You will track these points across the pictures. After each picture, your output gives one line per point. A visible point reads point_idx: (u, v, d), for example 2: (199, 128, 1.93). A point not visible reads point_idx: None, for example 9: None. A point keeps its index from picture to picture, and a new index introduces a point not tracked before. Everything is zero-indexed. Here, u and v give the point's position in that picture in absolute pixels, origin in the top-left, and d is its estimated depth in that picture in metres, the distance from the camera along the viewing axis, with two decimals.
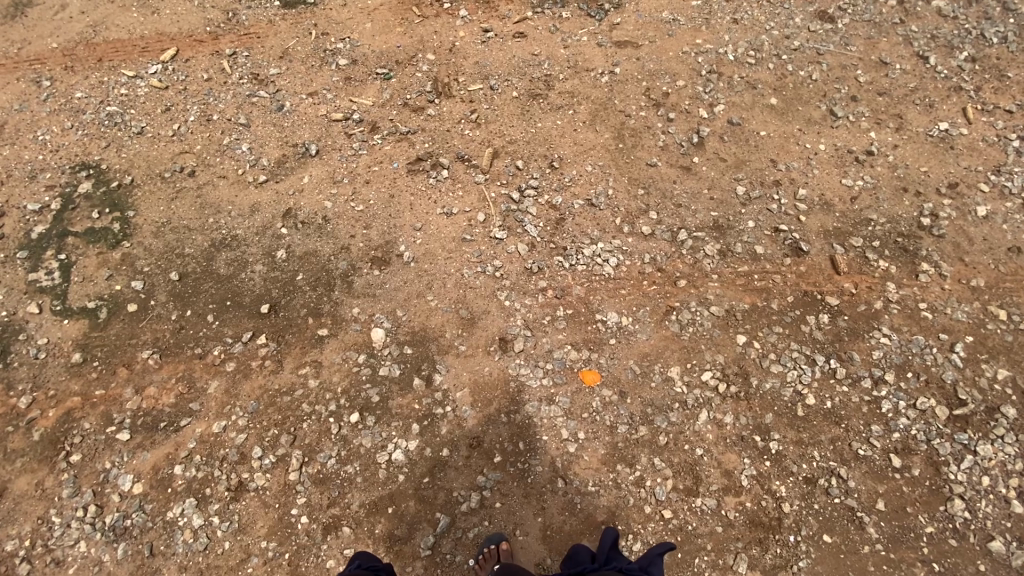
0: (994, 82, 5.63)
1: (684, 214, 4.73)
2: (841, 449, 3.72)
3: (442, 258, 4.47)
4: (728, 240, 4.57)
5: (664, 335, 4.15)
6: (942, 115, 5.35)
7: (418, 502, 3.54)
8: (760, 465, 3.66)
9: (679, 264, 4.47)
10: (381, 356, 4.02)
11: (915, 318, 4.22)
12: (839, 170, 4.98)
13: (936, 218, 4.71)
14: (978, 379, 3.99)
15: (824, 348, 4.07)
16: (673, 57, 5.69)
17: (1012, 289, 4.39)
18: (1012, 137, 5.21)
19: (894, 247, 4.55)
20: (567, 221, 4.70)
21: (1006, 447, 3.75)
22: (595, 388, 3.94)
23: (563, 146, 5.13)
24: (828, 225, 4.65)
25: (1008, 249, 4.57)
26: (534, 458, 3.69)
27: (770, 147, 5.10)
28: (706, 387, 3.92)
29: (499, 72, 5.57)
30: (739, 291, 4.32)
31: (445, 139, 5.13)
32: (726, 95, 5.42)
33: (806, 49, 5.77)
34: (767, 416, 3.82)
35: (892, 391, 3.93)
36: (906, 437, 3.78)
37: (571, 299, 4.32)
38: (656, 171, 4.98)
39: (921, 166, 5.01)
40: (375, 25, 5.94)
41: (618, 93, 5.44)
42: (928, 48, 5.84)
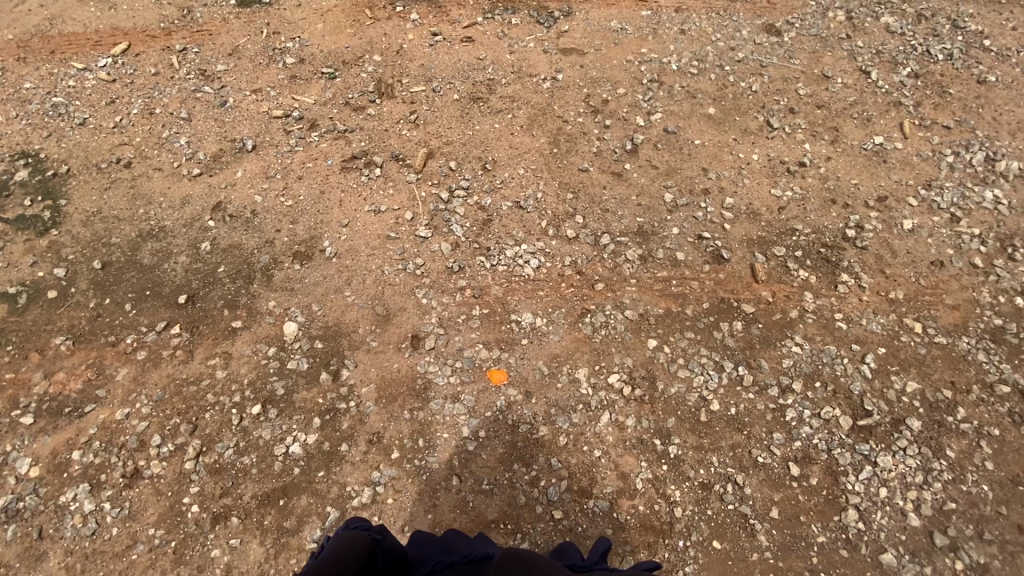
0: (935, 98, 5.64)
1: (610, 219, 4.78)
2: (739, 456, 3.73)
3: (364, 255, 4.49)
4: (650, 246, 4.63)
5: (577, 338, 4.17)
6: (879, 129, 5.38)
7: (310, 495, 3.55)
8: (656, 469, 3.68)
9: (599, 268, 4.52)
10: (291, 349, 4.05)
11: (829, 328, 4.22)
12: (770, 179, 5.00)
13: (861, 230, 4.73)
14: (886, 391, 3.99)
15: (734, 355, 4.09)
16: (617, 65, 5.76)
17: (930, 302, 4.40)
18: (946, 152, 5.23)
19: (816, 258, 4.56)
20: (494, 223, 4.72)
21: (907, 459, 3.74)
22: (501, 387, 3.94)
23: (498, 149, 5.16)
24: (753, 233, 4.68)
25: (931, 263, 4.58)
26: (431, 455, 3.69)
27: (703, 156, 5.15)
28: (611, 390, 3.96)
29: (443, 75, 5.63)
30: (655, 296, 4.37)
31: (382, 138, 5.17)
32: (665, 104, 5.48)
33: (750, 61, 5.82)
34: (668, 421, 3.84)
35: (798, 399, 3.93)
36: (807, 446, 3.77)
37: (488, 299, 4.32)
38: (588, 176, 5.04)
39: (852, 178, 5.04)
40: (326, 26, 6.03)
41: (558, 99, 5.50)
42: (872, 63, 5.88)
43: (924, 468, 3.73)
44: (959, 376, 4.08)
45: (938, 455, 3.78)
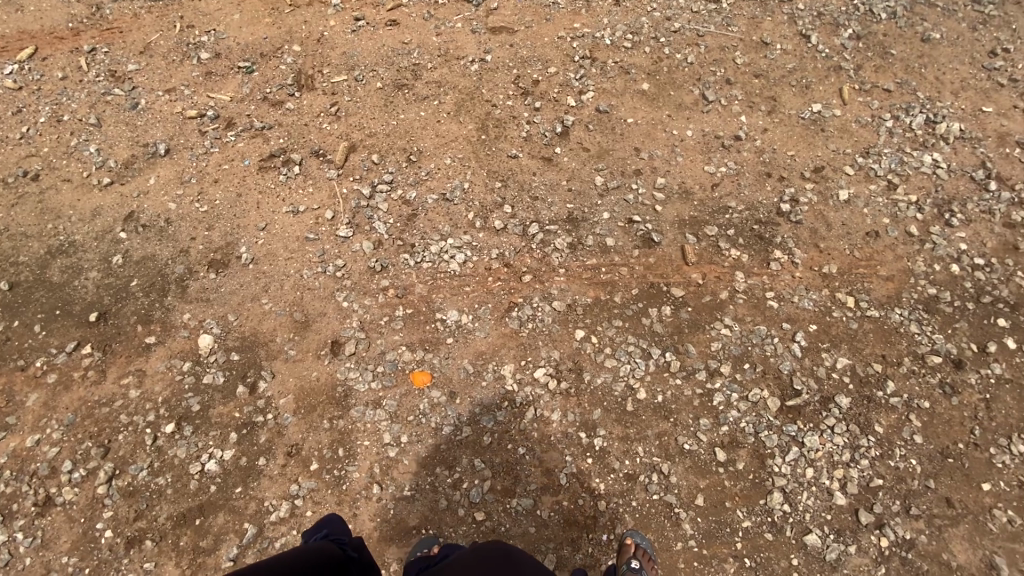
0: (876, 60, 5.46)
1: (540, 207, 4.63)
2: (666, 444, 3.69)
3: (282, 259, 4.35)
4: (580, 233, 4.51)
5: (503, 333, 4.06)
6: (817, 96, 5.21)
7: (227, 513, 3.48)
8: (581, 463, 3.63)
9: (527, 259, 4.37)
10: (207, 363, 3.94)
11: (760, 308, 4.15)
12: (703, 156, 4.87)
13: (796, 203, 4.61)
14: (816, 369, 3.93)
15: (662, 341, 4.04)
16: (548, 43, 5.52)
17: (865, 275, 4.31)
18: (885, 117, 5.08)
19: (749, 235, 4.46)
20: (419, 217, 4.53)
21: (835, 437, 3.70)
22: (424, 389, 3.83)
23: (424, 138, 4.94)
24: (684, 214, 4.58)
25: (866, 233, 4.48)
26: (352, 463, 3.61)
27: (636, 135, 5.00)
28: (537, 385, 3.87)
29: (366, 62, 5.38)
30: (583, 285, 4.28)
31: (302, 134, 4.96)
32: (597, 81, 5.28)
33: (686, 31, 5.60)
34: (595, 413, 3.79)
35: (726, 383, 3.88)
36: (734, 430, 3.73)
37: (411, 298, 4.17)
38: (517, 162, 4.85)
39: (789, 150, 4.89)
40: (243, 16, 5.73)
41: (487, 82, 5.27)
42: (813, 26, 5.67)
43: (852, 446, 3.69)
44: (891, 349, 4.02)
45: (866, 431, 3.74)
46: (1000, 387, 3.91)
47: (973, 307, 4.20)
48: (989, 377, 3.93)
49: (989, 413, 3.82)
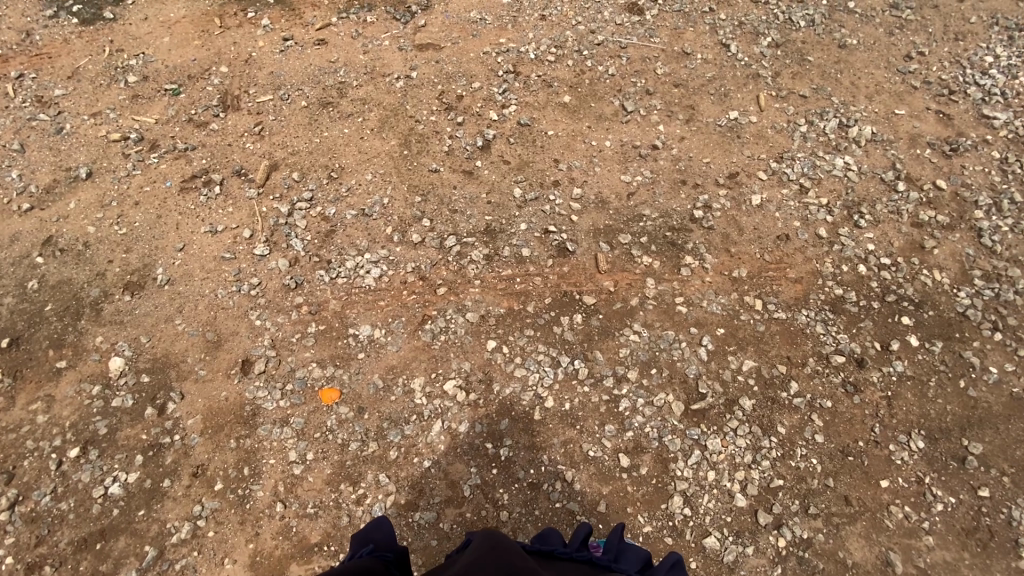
0: (794, 66, 5.59)
1: (459, 220, 4.66)
2: (571, 452, 3.73)
3: (198, 279, 4.39)
4: (497, 245, 4.55)
5: (415, 346, 4.07)
6: (735, 104, 5.33)
7: (129, 536, 3.50)
8: (486, 473, 3.65)
9: (443, 271, 4.39)
10: (116, 386, 3.96)
11: (668, 314, 4.25)
12: (620, 166, 4.99)
13: (708, 210, 4.71)
14: (721, 372, 4.00)
15: (571, 349, 4.10)
16: (474, 58, 5.61)
17: (774, 277, 4.39)
18: (800, 122, 5.19)
19: (661, 242, 4.58)
20: (336, 233, 4.56)
21: (737, 439, 3.76)
22: (332, 406, 3.86)
23: (346, 155, 4.99)
24: (599, 223, 4.69)
25: (777, 237, 4.57)
26: (256, 482, 3.63)
27: (556, 147, 5.10)
28: (446, 397, 3.88)
29: (292, 81, 5.44)
30: (498, 296, 4.30)
31: (225, 154, 5.02)
32: (520, 95, 5.38)
33: (608, 44, 5.73)
34: (502, 422, 3.81)
35: (633, 388, 3.95)
36: (638, 436, 3.79)
37: (325, 314, 4.20)
38: (438, 176, 4.89)
39: (704, 157, 5.01)
40: (173, 39, 5.79)
41: (411, 98, 5.33)
42: (733, 35, 5.81)
43: (753, 447, 3.74)
44: (796, 350, 4.09)
45: (768, 433, 3.79)
46: (901, 384, 3.97)
47: (879, 306, 4.27)
48: (891, 375, 4.00)
49: (890, 410, 3.88)
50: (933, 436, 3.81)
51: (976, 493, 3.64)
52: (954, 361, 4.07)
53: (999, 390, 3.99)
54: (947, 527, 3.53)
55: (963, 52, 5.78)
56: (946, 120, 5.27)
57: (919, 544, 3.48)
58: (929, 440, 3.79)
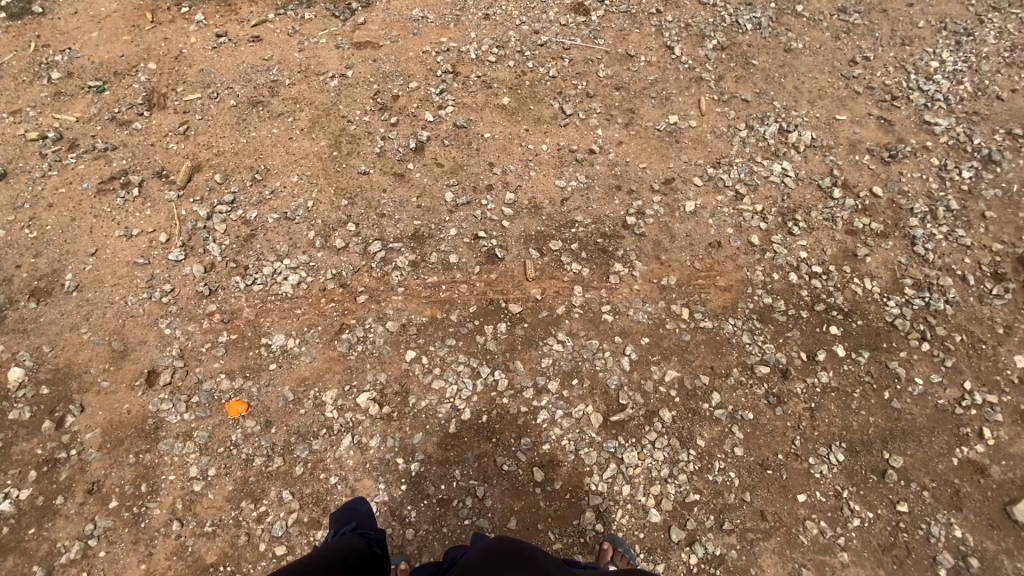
0: (738, 70, 5.52)
1: (385, 224, 4.50)
2: (484, 466, 3.61)
3: (109, 285, 4.21)
4: (424, 250, 4.39)
5: (330, 356, 3.93)
6: (676, 108, 5.25)
7: (16, 556, 3.35)
8: (394, 490, 3.53)
9: (365, 278, 4.24)
10: (14, 399, 3.79)
11: (594, 323, 4.16)
12: (556, 170, 4.89)
13: (641, 216, 4.65)
14: (643, 383, 3.93)
15: (493, 359, 3.97)
16: (412, 57, 5.45)
17: (703, 285, 4.33)
18: (740, 127, 5.12)
19: (591, 249, 4.49)
20: (257, 238, 4.42)
21: (655, 453, 3.67)
22: (238, 419, 3.73)
23: (273, 156, 4.83)
24: (531, 229, 4.57)
25: (708, 244, 4.51)
26: (153, 500, 3.49)
27: (492, 150, 4.96)
28: (358, 410, 3.75)
29: (222, 79, 5.26)
30: (420, 304, 4.15)
31: (146, 155, 4.84)
32: (458, 96, 5.23)
33: (551, 45, 5.61)
34: (415, 436, 3.68)
35: (553, 400, 3.84)
36: (555, 449, 3.68)
37: (238, 323, 4.06)
38: (367, 179, 4.73)
39: (641, 162, 4.93)
40: (102, 34, 5.58)
41: (345, 98, 5.17)
42: (679, 37, 5.73)
43: (671, 461, 3.66)
44: (720, 360, 4.02)
45: (687, 445, 3.71)
46: (825, 396, 3.91)
47: (807, 315, 4.20)
48: (815, 386, 3.93)
49: (812, 422, 3.82)
50: (854, 448, 3.74)
51: (894, 508, 3.57)
52: (880, 372, 4.01)
53: (924, 402, 3.93)
54: (863, 542, 3.47)
55: (909, 56, 5.74)
56: (887, 126, 5.22)
57: (833, 560, 3.41)
58: (849, 453, 3.73)
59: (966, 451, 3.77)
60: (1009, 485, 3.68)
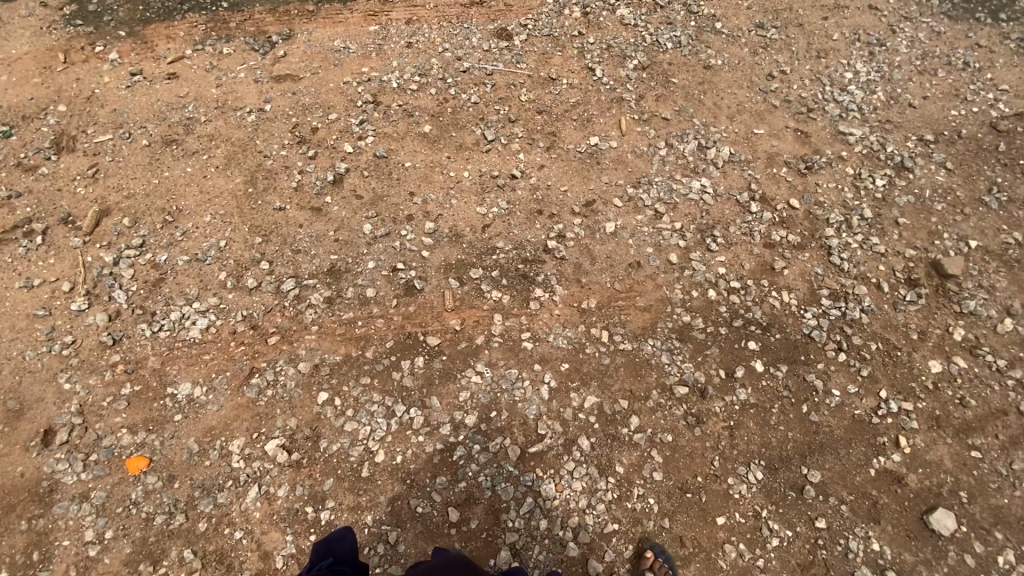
0: (658, 89, 5.61)
1: (301, 261, 4.41)
2: (397, 510, 3.50)
3: (6, 339, 4.03)
4: (340, 286, 4.29)
5: (238, 403, 3.81)
6: (597, 129, 5.32)
7: None
8: (302, 541, 3.41)
9: (277, 318, 4.14)
10: None
11: (514, 351, 4.08)
12: (478, 197, 4.83)
13: (562, 240, 4.65)
14: (563, 411, 3.86)
15: (409, 397, 3.85)
16: (333, 88, 5.40)
17: (623, 307, 4.34)
18: (660, 146, 5.20)
19: (513, 275, 4.43)
20: (165, 282, 4.28)
21: (573, 483, 3.61)
22: (139, 475, 3.57)
23: (186, 196, 4.71)
24: (452, 258, 4.48)
25: (628, 265, 4.54)
26: (46, 568, 3.32)
27: (413, 179, 4.89)
28: (266, 458, 3.62)
29: (135, 119, 5.15)
30: (335, 342, 4.04)
31: (52, 201, 4.68)
32: (378, 125, 5.18)
33: (474, 71, 5.62)
34: (326, 482, 3.57)
35: (470, 435, 3.74)
36: (471, 487, 3.58)
37: (143, 373, 3.91)
38: (283, 215, 4.64)
39: (563, 186, 4.95)
40: (11, 77, 5.42)
41: (262, 132, 5.09)
42: (600, 59, 5.81)
43: (589, 490, 3.60)
44: (639, 383, 4.00)
45: (606, 473, 3.65)
46: (744, 413, 3.91)
47: (725, 332, 4.23)
48: (733, 404, 3.93)
49: (731, 441, 3.80)
50: (772, 466, 3.73)
51: (813, 524, 3.55)
52: (798, 385, 4.02)
53: (842, 413, 3.94)
54: (782, 563, 3.44)
55: (824, 69, 5.88)
56: (804, 139, 5.32)
57: None
58: (768, 470, 3.71)
59: (883, 461, 3.78)
60: (926, 493, 3.69)
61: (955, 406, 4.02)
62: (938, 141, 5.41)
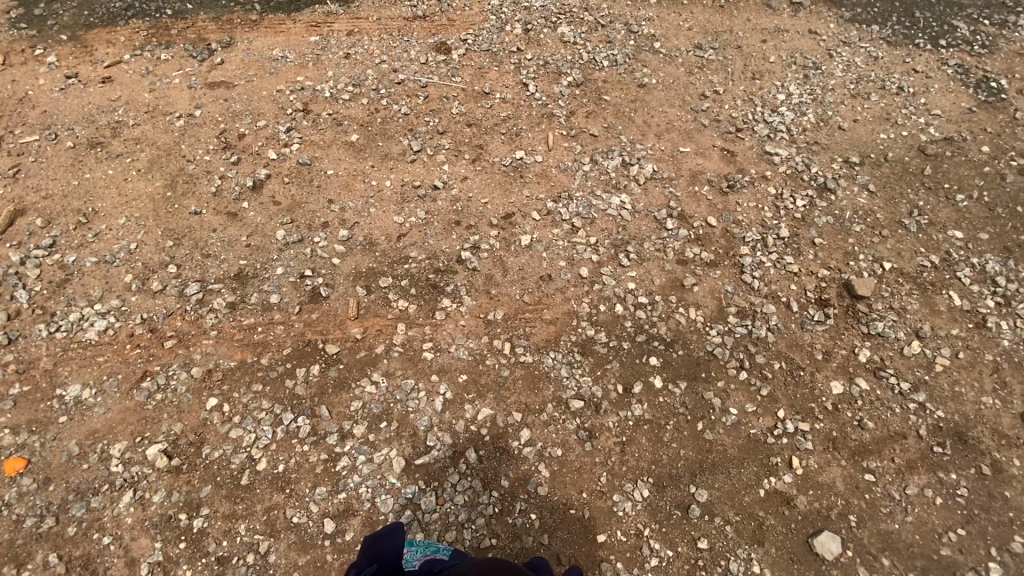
0: (589, 106, 5.68)
1: (209, 265, 4.41)
2: (272, 519, 3.45)
3: None
4: (245, 291, 4.29)
5: (125, 407, 3.78)
6: (524, 143, 5.36)
7: None
8: (171, 548, 3.36)
9: (177, 322, 4.13)
10: None
11: (413, 361, 4.04)
12: (397, 206, 4.83)
13: (477, 250, 4.64)
14: (454, 423, 3.81)
15: (299, 404, 3.82)
16: (265, 96, 5.45)
17: (529, 320, 4.32)
18: (584, 161, 5.25)
19: (422, 285, 4.40)
20: (70, 283, 4.28)
21: (455, 497, 3.56)
22: (15, 477, 3.53)
23: (103, 198, 4.73)
24: (362, 266, 4.47)
25: (540, 278, 4.54)
26: None
27: (334, 187, 4.90)
28: (146, 463, 3.59)
29: (64, 121, 5.20)
30: (232, 347, 4.03)
31: None
32: (306, 133, 5.22)
33: (408, 82, 5.68)
34: (203, 489, 3.53)
35: (356, 445, 3.70)
36: (351, 498, 3.53)
37: (34, 373, 3.89)
38: (198, 219, 4.66)
39: (483, 197, 4.97)
40: None
41: (189, 137, 5.13)
42: (536, 75, 5.89)
43: (471, 504, 3.55)
44: (536, 396, 3.97)
45: (490, 487, 3.61)
46: (637, 429, 3.89)
47: (628, 347, 4.24)
48: (628, 420, 3.91)
49: (621, 458, 3.77)
50: (661, 483, 3.69)
51: (695, 545, 3.51)
52: (695, 403, 4.00)
53: (737, 432, 3.91)
54: None
55: (757, 90, 5.95)
56: (730, 157, 5.36)
57: None
58: (656, 488, 3.67)
59: (774, 482, 3.74)
60: (814, 515, 3.64)
61: (853, 428, 3.98)
62: (864, 164, 5.46)
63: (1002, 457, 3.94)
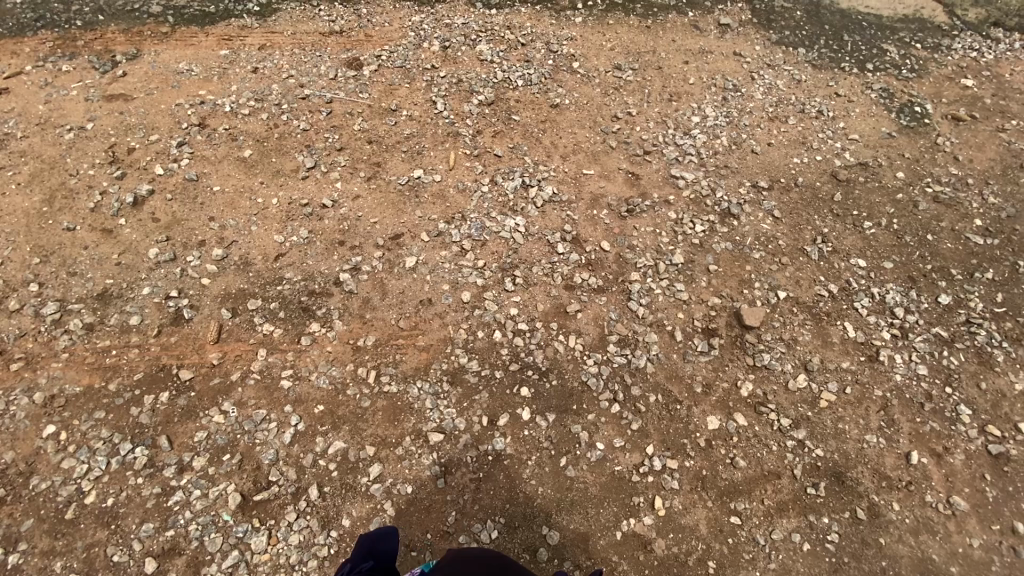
0: (498, 125, 5.58)
1: (73, 284, 4.27)
2: (91, 557, 3.28)
3: None
4: (106, 312, 4.14)
5: None
6: (425, 162, 5.24)
7: None
8: None
9: (28, 343, 3.98)
10: None
11: (269, 389, 3.88)
12: (280, 225, 4.70)
13: (356, 272, 4.49)
14: (302, 457, 3.65)
15: (141, 434, 3.66)
16: (162, 110, 5.34)
17: (400, 346, 4.16)
18: (484, 182, 5.13)
19: (292, 308, 4.25)
20: None
21: (289, 536, 3.39)
22: None
23: None
24: (232, 287, 4.32)
25: (418, 302, 4.38)
26: None
27: (217, 204, 4.77)
28: None
29: None
30: (80, 372, 3.87)
31: None
32: (198, 148, 5.10)
33: (313, 98, 5.58)
34: (23, 523, 3.35)
35: (194, 478, 3.53)
36: (178, 535, 3.36)
37: None
38: (70, 236, 4.52)
39: (373, 217, 4.83)
40: None
41: (76, 151, 5.01)
42: (447, 93, 5.79)
43: (305, 545, 3.38)
44: (393, 429, 3.80)
45: (328, 527, 3.44)
46: (496, 465, 3.72)
47: (500, 376, 4.07)
48: (487, 455, 3.75)
49: (474, 496, 3.60)
50: (511, 524, 3.53)
51: None
52: (560, 437, 3.84)
53: (601, 469, 3.75)
54: None
55: (672, 112, 5.86)
56: (634, 181, 5.25)
57: None
58: (505, 529, 3.51)
59: (632, 524, 3.57)
60: (669, 562, 3.48)
61: (725, 467, 3.82)
62: (772, 189, 5.34)
63: (878, 500, 3.78)
